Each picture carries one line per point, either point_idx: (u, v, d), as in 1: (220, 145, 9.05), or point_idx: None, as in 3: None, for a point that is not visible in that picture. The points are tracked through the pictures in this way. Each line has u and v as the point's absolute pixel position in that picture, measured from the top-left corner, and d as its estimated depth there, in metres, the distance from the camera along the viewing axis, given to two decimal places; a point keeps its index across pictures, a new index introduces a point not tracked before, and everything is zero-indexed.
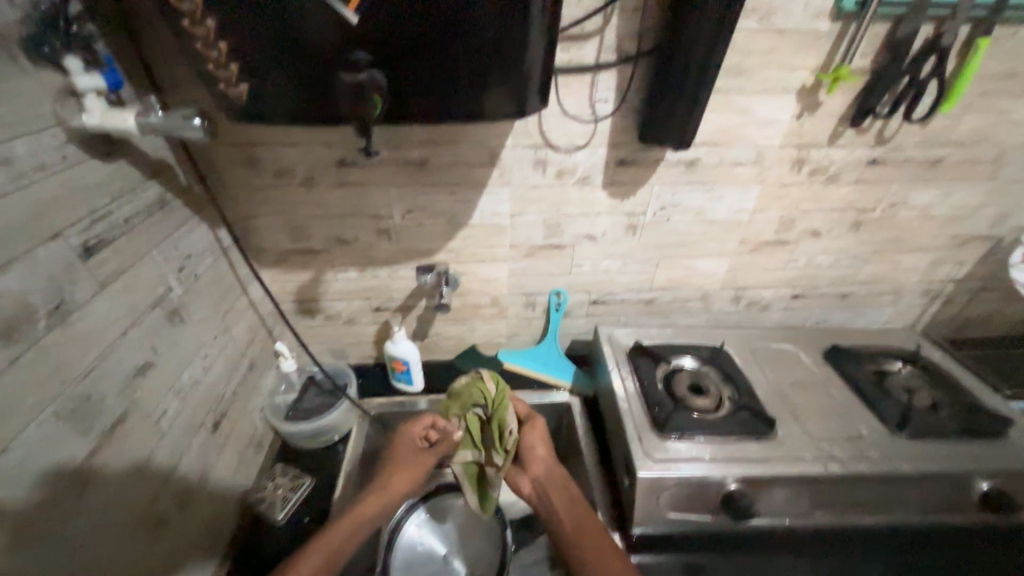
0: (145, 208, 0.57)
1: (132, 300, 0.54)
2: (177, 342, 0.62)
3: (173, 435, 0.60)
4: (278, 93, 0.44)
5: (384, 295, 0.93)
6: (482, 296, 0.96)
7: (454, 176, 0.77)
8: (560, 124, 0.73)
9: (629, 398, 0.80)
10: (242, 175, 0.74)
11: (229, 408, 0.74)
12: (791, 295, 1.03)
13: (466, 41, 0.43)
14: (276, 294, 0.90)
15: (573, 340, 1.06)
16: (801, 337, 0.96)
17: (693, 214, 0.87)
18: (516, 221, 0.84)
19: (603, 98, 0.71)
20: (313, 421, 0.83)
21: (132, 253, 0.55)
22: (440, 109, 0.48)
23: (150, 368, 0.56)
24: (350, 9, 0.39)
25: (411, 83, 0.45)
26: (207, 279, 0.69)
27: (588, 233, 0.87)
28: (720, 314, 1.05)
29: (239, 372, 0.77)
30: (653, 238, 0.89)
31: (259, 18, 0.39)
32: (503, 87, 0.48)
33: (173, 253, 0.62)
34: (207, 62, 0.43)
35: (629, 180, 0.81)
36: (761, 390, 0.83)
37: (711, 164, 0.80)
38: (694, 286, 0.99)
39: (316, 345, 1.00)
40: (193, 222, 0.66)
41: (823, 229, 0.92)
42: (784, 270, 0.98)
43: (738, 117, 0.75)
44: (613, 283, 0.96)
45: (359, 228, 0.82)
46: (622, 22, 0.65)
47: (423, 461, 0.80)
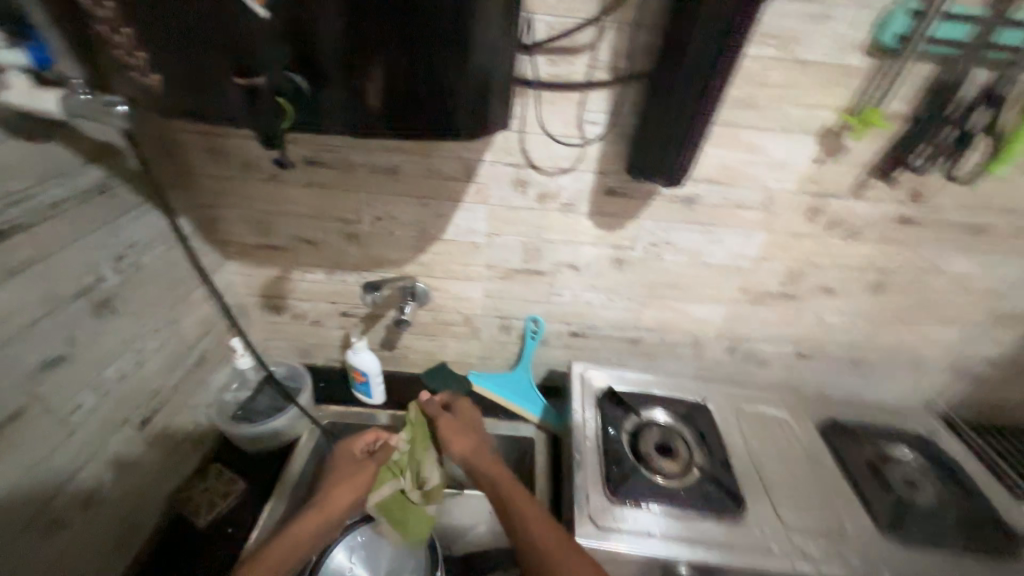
0: (80, 193, 0.54)
1: (48, 289, 0.51)
2: (103, 335, 0.59)
3: (85, 431, 0.57)
4: (189, 90, 0.40)
5: (351, 300, 0.88)
6: (453, 313, 0.90)
7: (426, 187, 0.72)
8: (543, 144, 0.67)
9: (585, 450, 0.72)
10: (207, 164, 0.71)
11: (164, 403, 0.71)
12: (794, 353, 0.93)
13: (397, 52, 0.39)
14: (240, 287, 0.87)
15: (548, 370, 0.99)
16: (798, 404, 0.86)
17: (688, 255, 0.78)
18: (492, 240, 0.78)
19: (593, 119, 0.64)
20: (254, 426, 0.79)
21: (55, 239, 0.52)
22: (369, 123, 0.42)
23: (63, 361, 0.54)
24: (257, 2, 0.35)
25: (337, 92, 0.40)
26: (153, 269, 0.66)
27: (570, 262, 0.80)
28: (712, 363, 0.96)
29: (183, 366, 0.74)
30: (641, 275, 0.81)
31: (161, 7, 0.36)
32: (443, 101, 0.43)
33: (110, 240, 0.59)
34: (117, 50, 0.41)
35: (617, 211, 0.73)
36: (737, 459, 0.74)
37: (711, 203, 0.72)
38: (685, 330, 0.90)
39: (281, 342, 0.96)
40: (141, 209, 0.63)
41: (837, 287, 0.82)
42: (788, 326, 0.88)
43: (746, 155, 0.67)
44: (595, 317, 0.89)
45: (326, 231, 0.78)
46: (617, 37, 0.57)
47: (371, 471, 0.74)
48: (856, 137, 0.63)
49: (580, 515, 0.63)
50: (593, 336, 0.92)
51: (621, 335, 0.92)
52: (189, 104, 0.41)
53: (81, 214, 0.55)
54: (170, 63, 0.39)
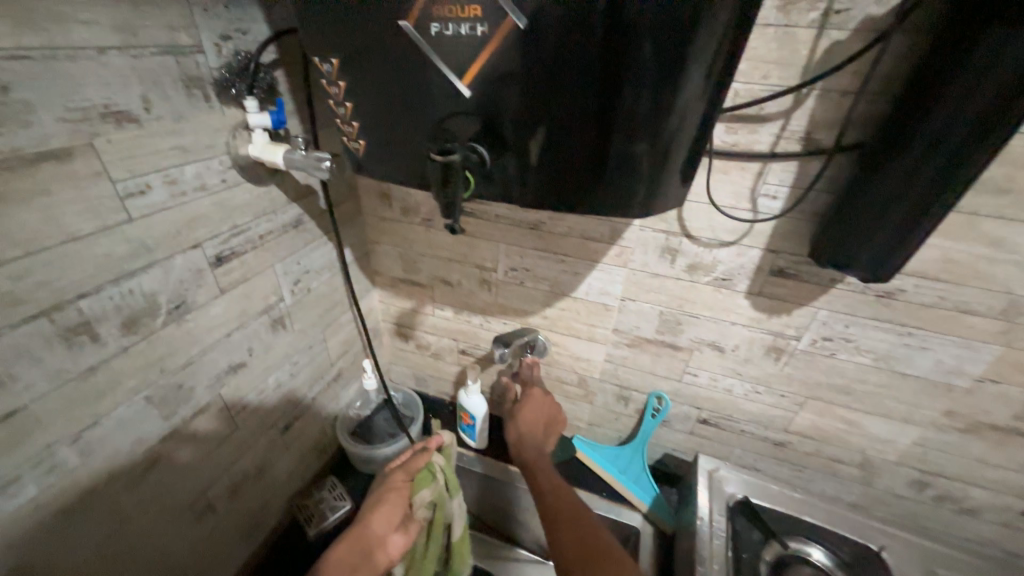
0: (281, 227, 0.64)
1: (244, 306, 0.60)
2: (273, 348, 0.67)
3: (243, 430, 0.65)
4: (389, 153, 0.45)
5: (472, 341, 0.90)
6: (570, 372, 0.86)
7: (567, 245, 0.70)
8: (704, 214, 0.60)
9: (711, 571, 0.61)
10: (375, 204, 0.79)
11: (304, 411, 0.78)
12: (1023, 511, 0.68)
13: (585, 126, 0.38)
14: (379, 312, 0.95)
15: (665, 453, 0.88)
16: None
17: (873, 358, 0.63)
18: (626, 306, 0.73)
19: (771, 193, 0.56)
20: (370, 449, 0.83)
21: (256, 265, 0.61)
22: (543, 192, 0.42)
23: (242, 367, 0.62)
24: (464, 83, 0.38)
25: (519, 161, 0.41)
26: (318, 293, 0.75)
27: (713, 342, 0.71)
28: (886, 494, 0.75)
29: (323, 380, 0.82)
30: (802, 371, 0.68)
31: (387, 86, 0.41)
32: (625, 175, 0.40)
33: (293, 267, 0.68)
34: (337, 117, 0.46)
35: (784, 295, 0.63)
36: None
37: (919, 302, 0.57)
38: (852, 446, 0.73)
39: (403, 367, 1.02)
40: (320, 241, 0.72)
41: None
42: (1018, 473, 0.65)
43: (984, 250, 0.52)
44: (733, 407, 0.77)
45: (462, 274, 0.81)
46: (819, 106, 0.50)
47: (403, 485, 0.64)
48: None
49: None
50: (726, 427, 0.79)
51: (762, 433, 0.77)
52: (383, 166, 0.46)
53: (278, 244, 0.64)
54: (381, 131, 0.44)
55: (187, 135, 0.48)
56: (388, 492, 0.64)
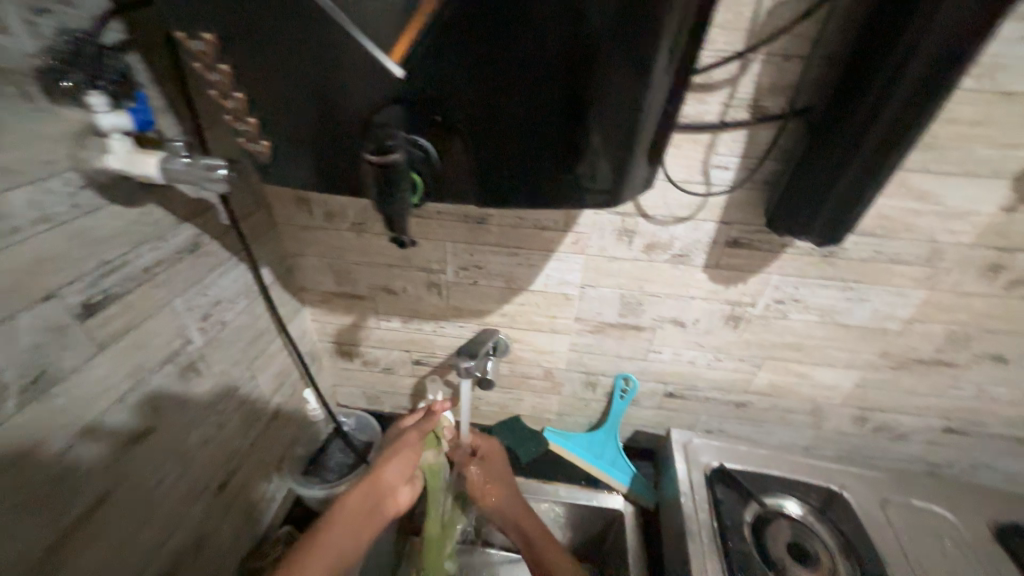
0: (173, 254, 0.51)
1: (138, 360, 0.48)
2: (188, 400, 0.56)
3: (167, 506, 0.54)
4: (305, 153, 0.36)
5: (426, 349, 0.83)
6: (534, 367, 0.82)
7: (519, 236, 0.65)
8: (658, 191, 0.58)
9: (704, 543, 0.61)
10: (292, 212, 0.68)
11: (240, 464, 0.67)
12: (941, 428, 0.77)
13: (547, 108, 0.32)
14: (314, 333, 0.83)
15: (634, 430, 0.89)
16: (955, 496, 0.71)
17: (820, 314, 0.66)
18: (586, 293, 0.70)
19: (722, 163, 0.55)
20: (328, 487, 0.73)
21: (147, 306, 0.49)
22: (503, 187, 0.37)
23: (150, 433, 0.50)
24: (394, 61, 0.30)
25: (471, 154, 0.35)
26: (235, 325, 0.63)
27: (674, 318, 0.71)
28: (833, 433, 0.82)
29: (258, 423, 0.71)
30: (758, 335, 0.70)
31: (292, 70, 0.31)
32: (595, 161, 0.35)
33: (198, 300, 0.56)
34: (225, 114, 0.35)
35: (739, 265, 0.63)
36: (894, 564, 0.61)
37: (858, 258, 0.60)
38: (804, 396, 0.77)
39: (351, 387, 0.92)
40: (228, 264, 0.60)
41: (1013, 356, 0.66)
42: (938, 397, 0.73)
43: (913, 202, 0.55)
44: (697, 377, 0.78)
45: (407, 280, 0.73)
46: (764, 72, 0.49)
47: (416, 442, 0.61)
48: None
49: None
50: (691, 397, 0.81)
51: (724, 397, 0.80)
52: (299, 171, 0.37)
53: (173, 275, 0.52)
54: (292, 129, 0.35)
55: (6, 151, 0.35)
56: (400, 450, 0.60)
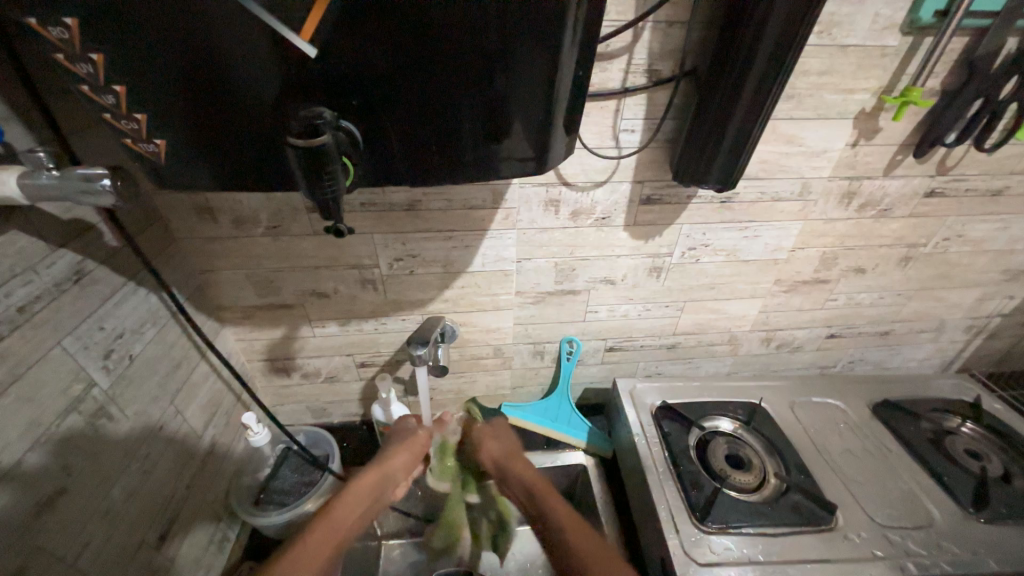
0: (54, 288, 0.44)
1: (30, 415, 0.41)
2: (104, 451, 0.49)
3: (99, 571, 0.47)
4: (210, 148, 0.33)
5: (370, 349, 0.80)
6: (483, 346, 0.84)
7: (449, 219, 0.65)
8: (576, 159, 0.61)
9: (660, 473, 0.68)
10: (193, 224, 0.61)
11: (180, 509, 0.61)
12: (826, 335, 0.92)
13: (467, 82, 0.33)
14: (240, 353, 0.77)
15: (584, 389, 0.94)
16: (842, 388, 0.86)
17: (725, 254, 0.75)
18: (523, 266, 0.72)
19: (629, 127, 0.59)
20: (288, 509, 0.69)
21: (30, 351, 0.41)
22: (433, 167, 0.37)
23: (61, 494, 0.44)
24: (303, 39, 0.29)
25: (396, 135, 0.34)
26: (145, 358, 0.56)
27: (605, 277, 0.76)
28: (748, 357, 0.94)
29: (193, 461, 0.64)
30: (678, 281, 0.78)
31: (181, 55, 0.28)
32: (518, 134, 0.37)
33: (95, 336, 0.49)
34: (102, 112, 0.31)
35: (654, 219, 0.69)
36: (803, 452, 0.73)
37: (749, 200, 0.69)
38: (721, 329, 0.88)
39: (293, 404, 0.87)
40: (125, 291, 0.53)
41: (868, 266, 0.81)
42: (821, 310, 0.87)
43: (784, 146, 0.64)
44: (632, 329, 0.85)
45: (338, 280, 0.70)
46: (655, 38, 0.53)
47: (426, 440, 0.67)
48: (896, 118, 0.61)
49: (675, 552, 0.59)
50: (630, 348, 0.88)
51: (657, 343, 0.88)
52: (205, 170, 0.34)
53: (58, 311, 0.44)
54: (191, 124, 0.32)
55: None
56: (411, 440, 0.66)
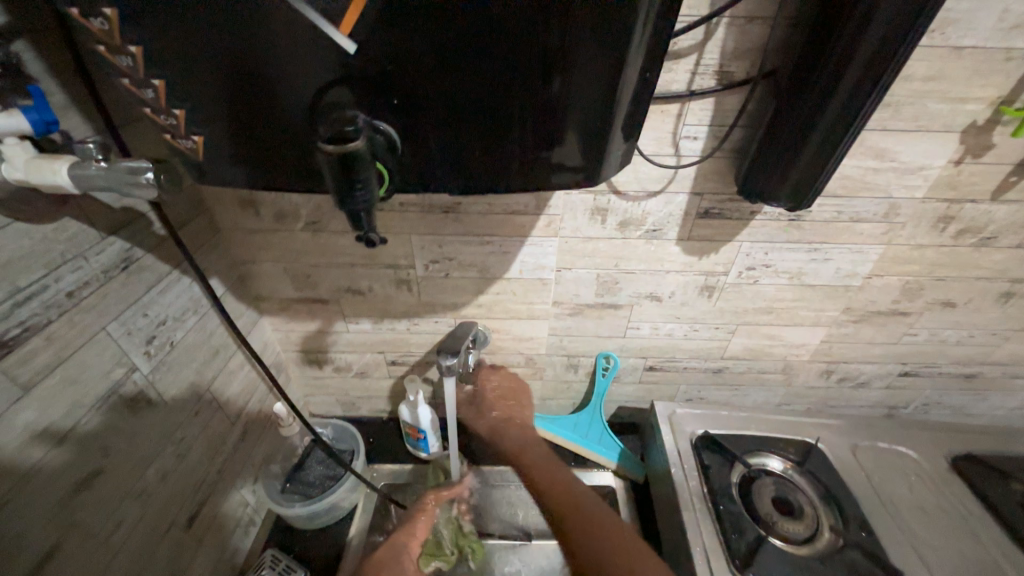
0: (101, 274, 0.45)
1: (73, 397, 0.42)
2: (141, 433, 0.50)
3: (130, 551, 0.49)
4: (246, 145, 0.31)
5: (401, 349, 0.79)
6: (515, 355, 0.81)
7: (489, 223, 0.62)
8: (629, 166, 0.57)
9: (697, 510, 0.63)
10: (237, 216, 0.61)
11: (210, 493, 0.62)
12: (898, 372, 0.82)
13: (518, 85, 0.29)
14: (277, 343, 0.78)
15: (618, 407, 0.90)
16: (913, 433, 0.76)
17: (788, 277, 0.68)
18: (562, 275, 0.69)
19: (691, 134, 0.54)
20: (310, 503, 0.69)
21: (75, 336, 0.43)
22: (476, 175, 0.34)
23: (99, 474, 0.45)
24: (343, 32, 0.26)
25: (437, 140, 0.32)
26: (185, 345, 0.57)
27: (651, 293, 0.71)
28: (804, 388, 0.86)
29: (227, 446, 0.66)
30: (731, 302, 0.72)
31: (222, 51, 0.27)
32: (570, 142, 0.33)
33: (138, 322, 0.50)
34: (143, 106, 0.30)
35: (710, 235, 0.64)
36: (866, 504, 0.65)
37: (822, 220, 0.62)
38: (776, 356, 0.80)
39: (324, 395, 0.88)
40: (170, 279, 0.54)
41: (959, 300, 0.71)
42: (895, 344, 0.77)
43: (870, 161, 0.56)
44: (675, 349, 0.79)
45: (374, 278, 0.69)
46: (729, 37, 0.48)
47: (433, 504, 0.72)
48: (1016, 134, 0.53)
49: None
50: (671, 369, 0.82)
51: (702, 365, 0.82)
52: (241, 171, 0.33)
53: (105, 297, 0.45)
54: (229, 122, 0.30)
55: None
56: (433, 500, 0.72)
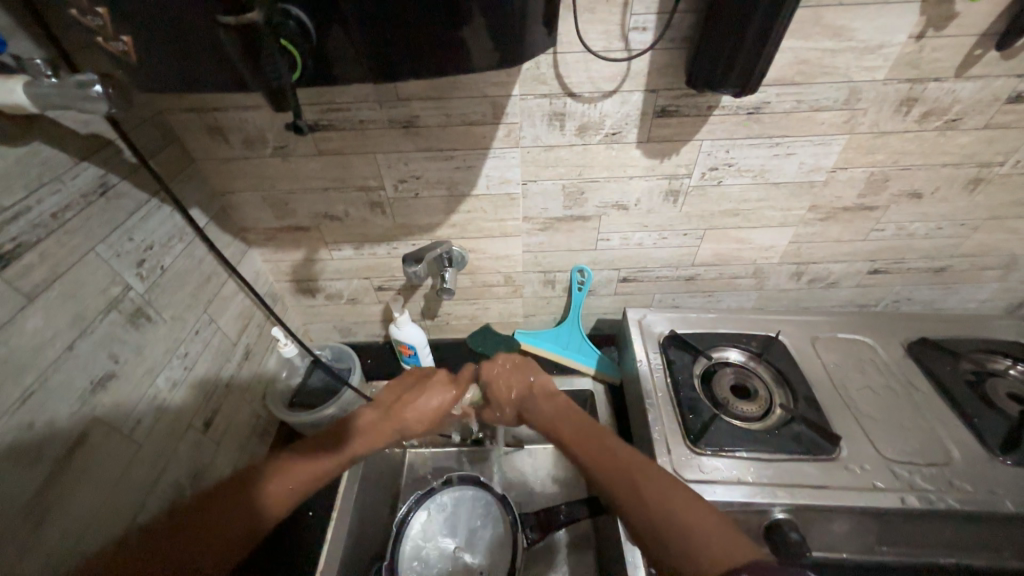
0: (80, 198, 0.49)
1: (76, 307, 0.48)
2: (144, 347, 0.56)
3: (153, 443, 0.56)
4: (172, 45, 0.33)
5: (385, 274, 0.83)
6: (493, 274, 0.85)
7: (450, 137, 0.63)
8: (580, 65, 0.56)
9: (657, 397, 0.69)
10: (207, 144, 0.63)
11: (221, 402, 0.69)
12: (867, 270, 0.85)
13: None
14: (268, 274, 0.83)
15: (597, 320, 0.95)
16: (875, 325, 0.80)
17: (751, 175, 0.69)
18: (528, 189, 0.70)
19: (640, 24, 0.53)
20: (315, 411, 0.77)
21: (66, 254, 0.47)
22: (396, 63, 0.35)
23: (112, 378, 0.51)
24: None
25: (353, 29, 0.33)
26: (176, 269, 0.62)
27: (617, 202, 0.72)
28: (775, 292, 0.89)
29: (232, 362, 0.73)
30: (698, 206, 0.73)
31: None
32: (483, 22, 0.34)
33: (126, 245, 0.54)
34: (68, 7, 0.32)
35: (670, 135, 0.64)
36: (818, 388, 0.70)
37: (782, 110, 0.61)
38: (746, 261, 0.83)
39: (321, 323, 0.94)
40: (150, 206, 0.58)
41: (926, 190, 0.71)
42: (863, 242, 0.79)
43: (827, 42, 0.55)
44: (646, 259, 0.82)
45: (347, 203, 0.71)
46: None
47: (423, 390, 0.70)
48: None
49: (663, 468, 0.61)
50: (645, 279, 0.86)
51: (674, 274, 0.85)
52: (175, 72, 0.35)
53: (89, 221, 0.49)
54: (147, 19, 0.32)
55: None
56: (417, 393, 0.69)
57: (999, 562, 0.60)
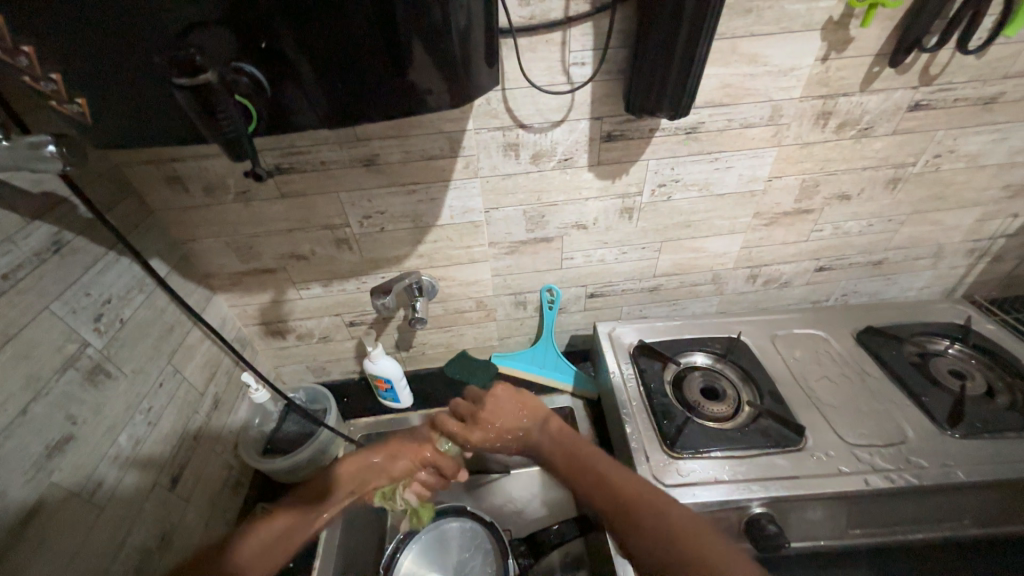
0: (34, 257, 0.48)
1: (30, 369, 0.46)
2: (105, 405, 0.54)
3: (117, 507, 0.54)
4: (127, 104, 0.34)
5: (356, 309, 0.84)
6: (465, 300, 0.86)
7: (411, 171, 0.66)
8: (528, 99, 0.60)
9: (633, 407, 0.71)
10: (166, 195, 0.63)
11: (189, 456, 0.67)
12: (815, 268, 0.91)
13: (361, 20, 0.33)
14: (236, 319, 0.82)
15: (570, 337, 0.97)
16: (827, 319, 0.85)
17: (697, 189, 0.74)
18: (491, 216, 0.73)
19: (579, 59, 0.58)
20: (290, 455, 0.74)
21: (19, 314, 0.46)
22: (350, 109, 0.38)
23: (69, 441, 0.49)
24: None
25: (306, 81, 0.35)
26: (137, 321, 0.60)
27: (577, 222, 0.76)
28: (735, 295, 0.94)
29: (200, 413, 0.71)
30: (652, 221, 0.77)
31: (76, 12, 0.30)
32: (428, 66, 0.37)
33: (83, 300, 0.53)
34: (22, 75, 0.33)
35: (619, 157, 0.68)
36: (781, 383, 0.74)
37: (716, 129, 0.67)
38: (704, 268, 0.87)
39: (294, 365, 0.92)
40: (109, 259, 0.57)
41: (853, 191, 0.78)
42: (806, 242, 0.85)
43: (746, 67, 0.61)
44: (610, 274, 0.86)
45: (314, 242, 0.72)
46: None
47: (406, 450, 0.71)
48: (866, 25, 0.58)
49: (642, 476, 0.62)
50: (612, 293, 0.89)
51: (639, 286, 0.89)
52: (130, 130, 0.36)
53: (42, 279, 0.49)
54: (101, 81, 0.33)
55: None
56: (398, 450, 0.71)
57: (960, 530, 0.63)
